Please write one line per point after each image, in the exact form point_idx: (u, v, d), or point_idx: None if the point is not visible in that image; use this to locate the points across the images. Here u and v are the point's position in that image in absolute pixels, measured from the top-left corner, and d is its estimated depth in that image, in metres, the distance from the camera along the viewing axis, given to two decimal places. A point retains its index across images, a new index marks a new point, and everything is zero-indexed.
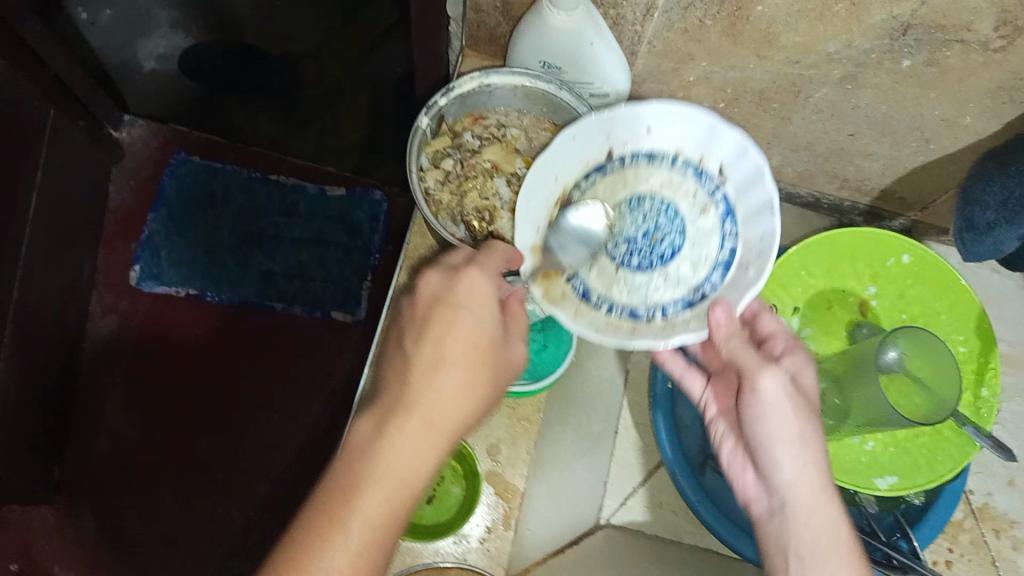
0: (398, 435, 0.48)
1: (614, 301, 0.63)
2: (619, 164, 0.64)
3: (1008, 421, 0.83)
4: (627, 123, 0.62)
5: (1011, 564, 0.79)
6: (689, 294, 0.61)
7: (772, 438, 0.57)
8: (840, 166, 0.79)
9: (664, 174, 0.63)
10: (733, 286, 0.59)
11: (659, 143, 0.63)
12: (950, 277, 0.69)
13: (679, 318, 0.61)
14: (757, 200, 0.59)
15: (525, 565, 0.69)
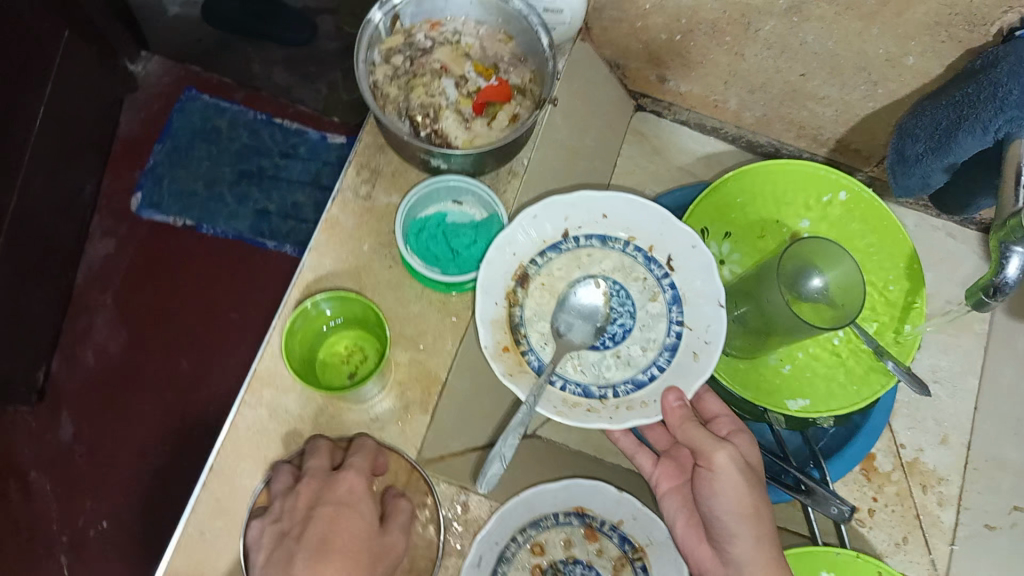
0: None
1: (569, 378, 0.68)
2: (574, 245, 0.71)
3: (945, 379, 0.84)
4: (585, 208, 0.70)
5: (934, 520, 0.79)
6: (640, 373, 0.67)
7: (730, 512, 0.59)
8: (795, 111, 0.80)
9: (616, 259, 0.71)
10: (681, 372, 0.66)
11: (611, 229, 0.71)
12: (886, 214, 0.69)
13: (634, 398, 0.66)
14: (704, 290, 0.68)
15: (440, 453, 0.68)
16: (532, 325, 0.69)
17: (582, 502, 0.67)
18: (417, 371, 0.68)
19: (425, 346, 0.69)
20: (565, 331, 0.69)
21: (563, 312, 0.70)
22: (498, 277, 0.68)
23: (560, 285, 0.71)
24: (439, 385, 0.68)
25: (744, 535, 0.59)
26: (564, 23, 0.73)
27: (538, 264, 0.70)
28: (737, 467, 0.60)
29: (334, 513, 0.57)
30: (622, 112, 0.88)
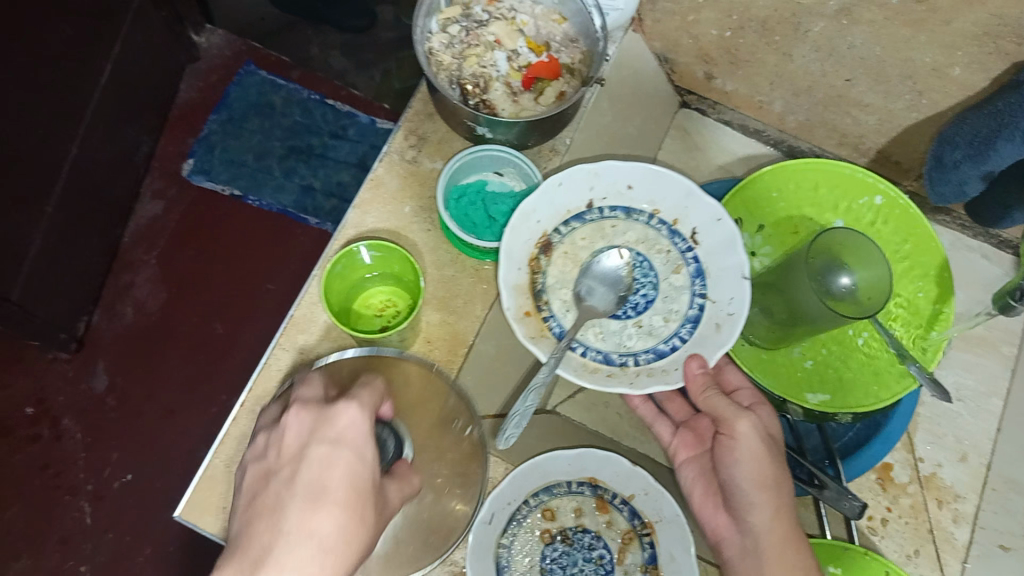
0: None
1: (590, 344, 0.68)
2: (598, 215, 0.72)
3: (968, 398, 0.84)
4: (610, 177, 0.71)
5: (946, 535, 0.79)
6: (661, 342, 0.68)
7: (750, 479, 0.61)
8: (838, 117, 0.81)
9: (640, 230, 0.72)
10: (702, 343, 0.67)
11: (636, 201, 0.72)
12: (920, 223, 0.71)
13: (655, 366, 0.68)
14: (728, 264, 0.69)
15: None
16: (554, 292, 0.70)
17: (595, 474, 0.68)
18: (446, 332, 0.70)
19: (455, 310, 0.71)
20: (588, 297, 0.70)
21: (585, 281, 0.70)
22: (522, 244, 0.69)
23: (583, 254, 0.72)
24: (467, 348, 0.70)
25: (762, 502, 0.61)
26: (616, 8, 0.75)
27: (561, 233, 0.71)
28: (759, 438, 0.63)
29: (324, 453, 0.51)
30: (667, 107, 0.90)
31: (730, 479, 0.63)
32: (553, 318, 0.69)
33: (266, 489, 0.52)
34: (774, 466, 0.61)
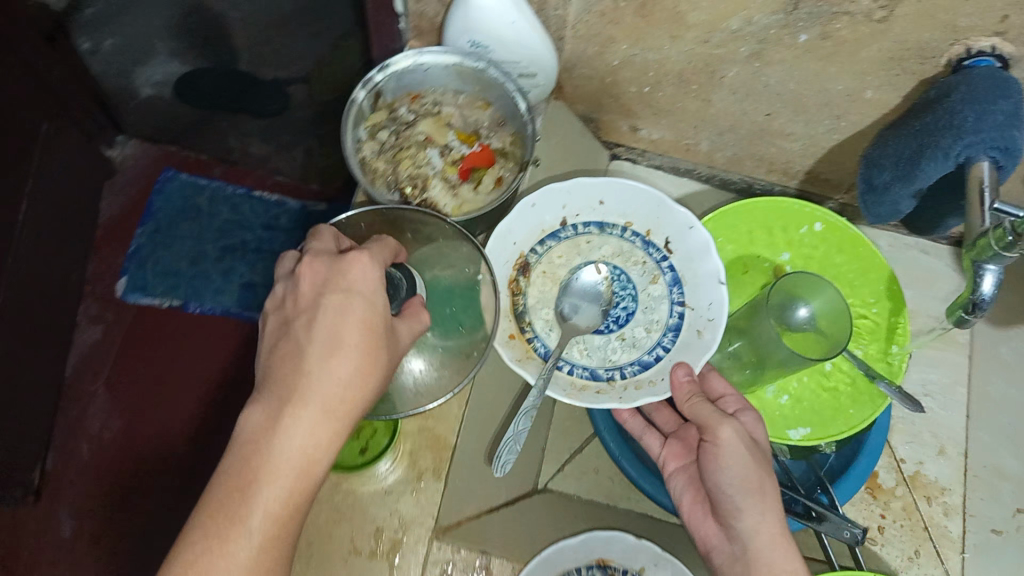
0: (291, 425, 0.47)
1: (576, 362, 0.72)
2: (573, 231, 0.76)
3: (936, 393, 0.85)
4: (580, 195, 0.75)
5: (942, 530, 0.81)
6: (645, 354, 0.72)
7: (734, 483, 0.59)
8: (764, 148, 0.84)
9: (615, 243, 0.76)
10: (687, 349, 0.70)
11: (608, 215, 0.76)
12: (861, 242, 0.73)
13: (641, 379, 0.71)
14: (702, 270, 0.73)
15: (457, 518, 0.68)
16: (537, 313, 0.73)
17: (602, 555, 0.68)
18: (427, 438, 0.71)
19: (432, 413, 0.71)
20: (569, 313, 0.73)
21: (566, 298, 0.74)
22: (499, 267, 0.73)
23: (561, 271, 0.75)
24: (450, 449, 0.70)
25: (747, 504, 0.58)
26: (536, 85, 0.77)
27: (538, 253, 0.75)
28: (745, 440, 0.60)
29: (339, 302, 0.50)
30: (598, 162, 0.91)
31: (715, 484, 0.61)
32: (537, 341, 0.72)
33: (288, 336, 0.50)
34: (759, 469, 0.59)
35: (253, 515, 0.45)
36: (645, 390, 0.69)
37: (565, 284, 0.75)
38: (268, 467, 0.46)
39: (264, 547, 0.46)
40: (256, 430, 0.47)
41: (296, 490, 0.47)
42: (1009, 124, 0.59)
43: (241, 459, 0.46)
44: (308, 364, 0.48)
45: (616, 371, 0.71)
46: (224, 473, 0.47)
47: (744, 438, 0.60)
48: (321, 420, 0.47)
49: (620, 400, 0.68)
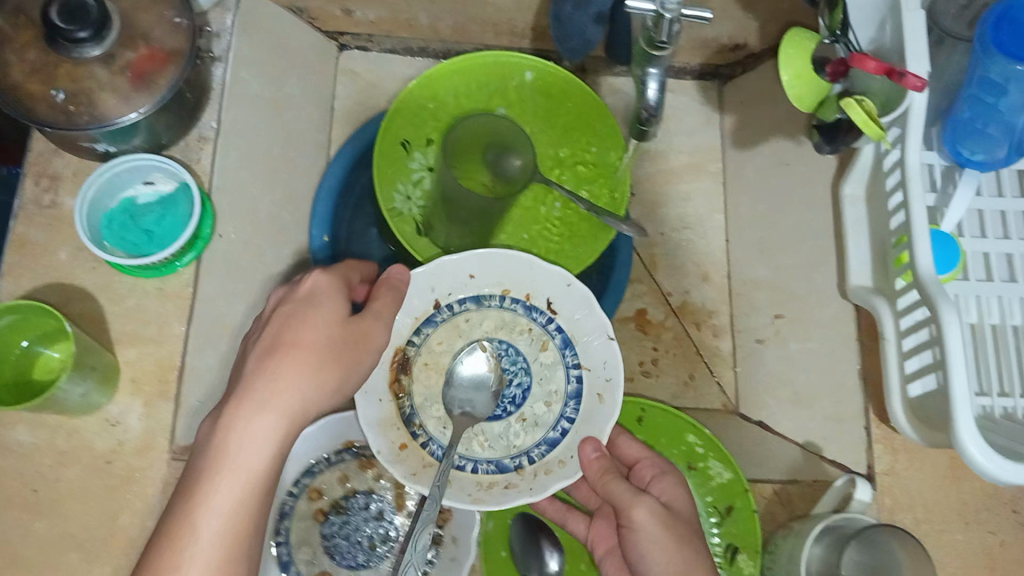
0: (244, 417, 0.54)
1: (478, 457, 0.68)
2: (448, 313, 0.72)
3: (695, 225, 0.89)
4: (449, 274, 0.71)
5: (714, 351, 0.86)
6: (551, 431, 0.69)
7: (663, 542, 0.60)
8: (480, 9, 0.81)
9: (496, 314, 0.73)
10: (589, 420, 0.68)
11: (482, 287, 0.72)
12: (569, 82, 0.72)
13: (551, 460, 0.68)
14: (588, 323, 0.70)
15: (204, 436, 0.69)
16: (427, 412, 0.70)
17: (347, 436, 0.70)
18: (151, 363, 0.68)
19: (151, 337, 0.69)
20: (462, 408, 0.69)
21: (460, 398, 0.70)
22: (379, 372, 0.68)
23: (443, 360, 0.72)
24: (177, 369, 0.68)
25: (660, 569, 0.59)
26: None
27: (416, 344, 0.71)
28: (665, 529, 0.60)
29: (287, 357, 0.56)
30: (324, 56, 0.86)
31: (635, 563, 0.61)
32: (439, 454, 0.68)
33: (276, 343, 0.57)
34: (682, 547, 0.59)
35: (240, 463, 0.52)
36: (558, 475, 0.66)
37: (446, 379, 0.71)
38: (237, 473, 0.52)
39: (226, 540, 0.51)
40: (223, 444, 0.53)
41: (256, 482, 0.53)
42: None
43: (206, 463, 0.52)
44: (290, 371, 0.56)
45: (525, 457, 0.68)
46: (215, 449, 0.52)
47: (654, 516, 0.61)
48: (266, 444, 0.53)
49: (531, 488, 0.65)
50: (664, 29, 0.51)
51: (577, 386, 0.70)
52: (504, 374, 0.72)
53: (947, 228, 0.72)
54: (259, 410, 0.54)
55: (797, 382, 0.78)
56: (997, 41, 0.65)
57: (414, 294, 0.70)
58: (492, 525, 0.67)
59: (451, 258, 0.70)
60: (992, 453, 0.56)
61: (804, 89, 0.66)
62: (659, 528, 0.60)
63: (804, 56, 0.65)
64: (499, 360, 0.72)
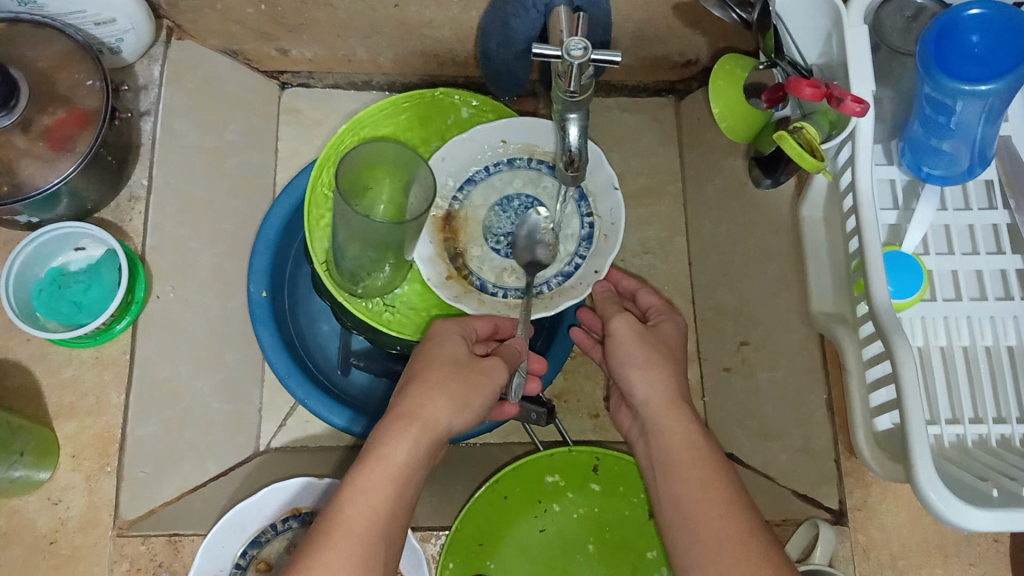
0: (394, 433, 0.52)
1: (507, 287, 0.69)
2: (484, 173, 0.70)
3: (656, 249, 0.87)
4: (483, 137, 0.69)
5: None
6: (565, 267, 0.68)
7: (624, 363, 0.62)
8: (419, 42, 0.79)
9: (523, 173, 0.70)
10: (597, 256, 0.67)
11: (512, 149, 0.70)
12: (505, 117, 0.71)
13: (565, 289, 0.67)
14: (602, 178, 0.68)
15: (149, 507, 0.65)
16: (466, 253, 0.69)
17: (294, 504, 0.67)
18: (88, 436, 0.66)
19: (87, 408, 0.67)
20: (497, 243, 0.70)
21: (499, 236, 0.70)
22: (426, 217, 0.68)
23: (482, 214, 0.70)
24: (117, 442, 0.66)
25: (634, 379, 0.61)
26: (125, 30, 0.70)
27: (458, 201, 0.70)
28: (633, 332, 0.63)
29: (427, 371, 0.56)
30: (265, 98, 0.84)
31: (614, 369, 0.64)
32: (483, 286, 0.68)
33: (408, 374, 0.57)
34: (646, 352, 0.62)
35: (349, 497, 0.49)
36: (565, 295, 0.66)
37: (486, 225, 0.70)
38: (357, 497, 0.49)
39: (362, 535, 0.48)
40: (377, 446, 0.51)
41: (395, 483, 0.50)
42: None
43: (362, 463, 0.51)
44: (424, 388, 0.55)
45: (544, 285, 0.68)
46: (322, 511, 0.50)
47: (631, 327, 0.63)
48: (385, 478, 0.50)
49: (547, 308, 0.65)
50: (584, 72, 0.51)
51: (586, 230, 0.68)
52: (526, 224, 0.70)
53: (907, 249, 0.70)
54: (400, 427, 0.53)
55: (764, 412, 0.76)
56: (941, 65, 0.59)
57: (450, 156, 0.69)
58: (451, 569, 0.64)
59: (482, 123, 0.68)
60: (948, 491, 0.54)
61: (738, 121, 0.70)
62: (634, 337, 0.62)
63: (733, 88, 0.69)
64: (524, 210, 0.70)
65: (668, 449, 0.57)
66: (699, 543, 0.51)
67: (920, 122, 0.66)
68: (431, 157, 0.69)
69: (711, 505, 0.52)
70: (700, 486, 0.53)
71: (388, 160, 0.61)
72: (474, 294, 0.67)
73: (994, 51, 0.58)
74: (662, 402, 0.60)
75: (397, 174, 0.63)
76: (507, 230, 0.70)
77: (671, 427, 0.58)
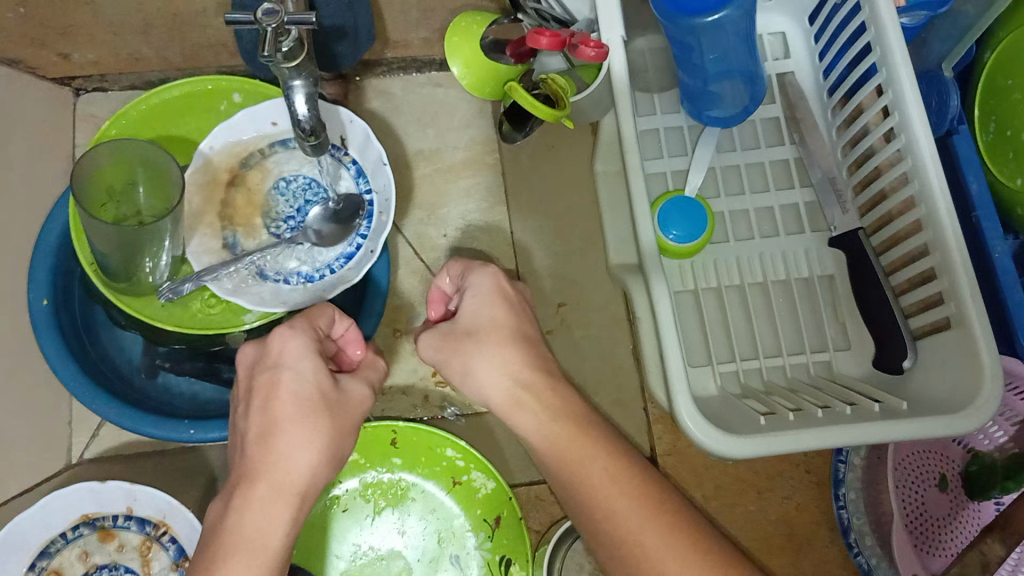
0: (249, 506, 0.49)
1: (289, 271, 0.65)
2: (262, 156, 0.68)
3: (478, 221, 0.85)
4: (253, 120, 0.67)
5: None
6: (347, 246, 0.65)
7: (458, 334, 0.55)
8: (201, 32, 0.77)
9: (298, 155, 0.68)
10: (377, 235, 0.65)
11: (286, 132, 0.68)
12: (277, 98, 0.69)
13: (349, 269, 0.65)
14: (375, 154, 0.67)
15: None
16: (250, 239, 0.66)
17: (82, 510, 0.67)
18: None
19: None
20: (281, 234, 0.67)
21: (277, 219, 0.67)
22: (206, 201, 0.66)
23: (260, 199, 0.67)
24: None
25: (490, 348, 0.54)
26: None
27: (232, 191, 0.67)
28: (495, 294, 0.57)
29: (272, 381, 0.52)
30: (54, 105, 0.81)
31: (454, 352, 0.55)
32: (263, 271, 0.65)
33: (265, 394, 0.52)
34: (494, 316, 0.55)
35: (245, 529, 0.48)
36: (341, 282, 0.65)
37: (264, 208, 0.67)
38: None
39: None
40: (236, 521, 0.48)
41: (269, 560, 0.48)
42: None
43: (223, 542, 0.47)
44: (276, 450, 0.50)
45: (326, 269, 0.65)
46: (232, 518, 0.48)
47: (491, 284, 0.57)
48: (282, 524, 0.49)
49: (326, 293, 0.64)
50: (283, 36, 0.49)
51: (367, 208, 0.66)
52: (306, 205, 0.67)
53: (689, 192, 0.70)
54: (256, 502, 0.49)
55: (585, 370, 0.76)
56: (676, 8, 0.57)
57: (224, 140, 0.67)
58: None
59: (253, 109, 0.67)
60: (711, 427, 0.54)
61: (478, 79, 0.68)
62: (319, 364, 0.53)
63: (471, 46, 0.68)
64: (302, 191, 0.68)
65: (587, 485, 0.50)
66: (602, 516, 0.50)
67: (681, 63, 0.64)
68: (199, 146, 0.67)
69: (621, 482, 0.50)
70: (589, 441, 0.52)
71: (145, 153, 0.58)
72: (253, 283, 0.64)
73: None
74: (578, 435, 0.52)
75: (155, 173, 0.60)
76: (284, 214, 0.67)
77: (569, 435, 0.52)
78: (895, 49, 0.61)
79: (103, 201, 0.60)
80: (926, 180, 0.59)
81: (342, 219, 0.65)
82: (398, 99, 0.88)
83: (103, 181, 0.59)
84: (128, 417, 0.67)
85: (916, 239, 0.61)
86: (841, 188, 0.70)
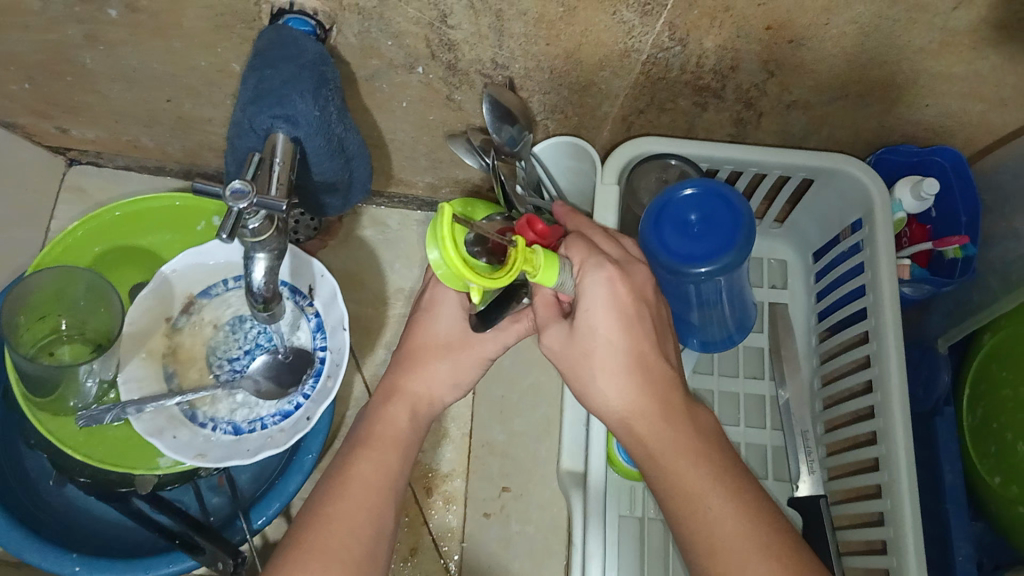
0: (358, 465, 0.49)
1: (219, 417, 0.61)
2: (223, 288, 0.65)
3: None
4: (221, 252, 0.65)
5: (440, 523, 0.74)
6: (285, 404, 0.62)
7: (599, 347, 0.48)
8: (203, 136, 0.75)
9: None
10: (320, 400, 0.62)
11: None
12: None
13: (280, 428, 0.61)
14: (339, 314, 0.64)
15: None
16: (187, 372, 0.63)
17: None
18: None
19: None
20: (222, 375, 0.63)
21: (222, 358, 0.64)
22: (152, 325, 0.63)
23: (209, 334, 0.64)
24: None
25: (619, 338, 0.48)
26: None
27: (183, 319, 0.64)
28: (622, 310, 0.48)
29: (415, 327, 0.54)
30: (41, 171, 0.79)
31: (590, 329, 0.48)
32: (193, 412, 0.61)
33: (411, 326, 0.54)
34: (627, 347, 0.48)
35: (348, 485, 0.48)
36: (268, 443, 0.60)
37: (211, 344, 0.64)
38: (354, 488, 0.47)
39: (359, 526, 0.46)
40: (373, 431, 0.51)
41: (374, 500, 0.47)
42: (296, 89, 0.52)
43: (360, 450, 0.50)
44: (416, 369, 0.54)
45: (258, 422, 0.61)
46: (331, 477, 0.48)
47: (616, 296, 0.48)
48: (371, 492, 0.48)
49: (249, 453, 0.60)
50: (251, 215, 0.46)
51: (317, 366, 0.63)
52: (256, 349, 0.64)
53: None
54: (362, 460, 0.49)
55: (512, 564, 0.73)
56: (668, 254, 0.54)
57: (186, 266, 0.64)
58: None
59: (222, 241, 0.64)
60: None
61: None
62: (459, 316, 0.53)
63: None
64: (254, 333, 0.65)
65: (687, 494, 0.45)
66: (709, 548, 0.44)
67: (671, 298, 0.61)
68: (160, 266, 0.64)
69: (720, 501, 0.45)
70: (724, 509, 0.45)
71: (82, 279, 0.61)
72: (178, 424, 0.60)
73: (712, 223, 0.54)
74: (695, 466, 0.46)
75: (93, 297, 0.62)
76: (231, 353, 0.64)
77: (659, 430, 0.47)
78: (890, 330, 0.58)
79: (35, 334, 0.61)
80: (896, 475, 0.56)
81: (288, 373, 0.62)
82: (391, 232, 0.86)
83: (37, 314, 0.61)
84: (13, 538, 0.60)
85: (876, 531, 0.57)
86: (811, 444, 0.66)
